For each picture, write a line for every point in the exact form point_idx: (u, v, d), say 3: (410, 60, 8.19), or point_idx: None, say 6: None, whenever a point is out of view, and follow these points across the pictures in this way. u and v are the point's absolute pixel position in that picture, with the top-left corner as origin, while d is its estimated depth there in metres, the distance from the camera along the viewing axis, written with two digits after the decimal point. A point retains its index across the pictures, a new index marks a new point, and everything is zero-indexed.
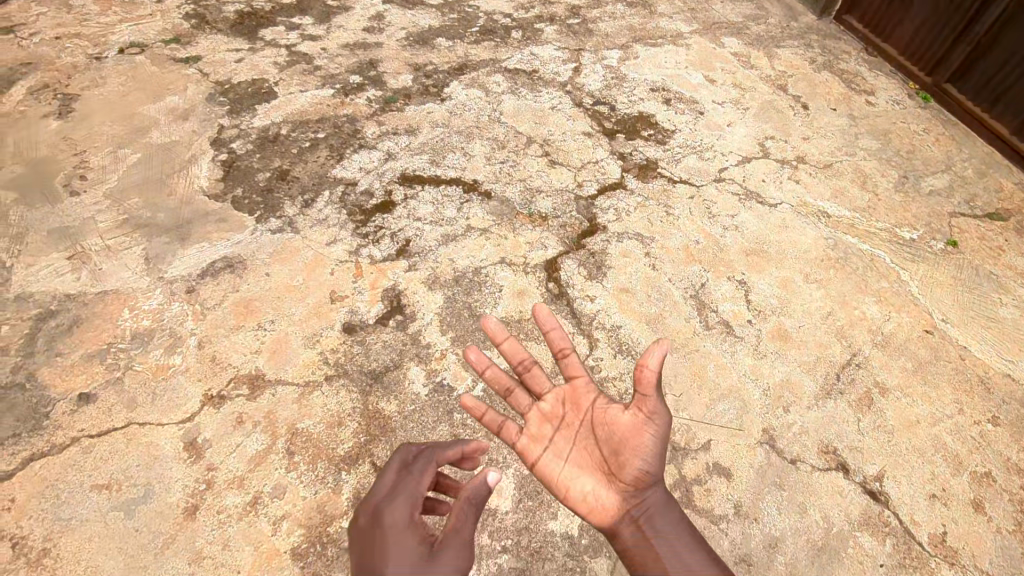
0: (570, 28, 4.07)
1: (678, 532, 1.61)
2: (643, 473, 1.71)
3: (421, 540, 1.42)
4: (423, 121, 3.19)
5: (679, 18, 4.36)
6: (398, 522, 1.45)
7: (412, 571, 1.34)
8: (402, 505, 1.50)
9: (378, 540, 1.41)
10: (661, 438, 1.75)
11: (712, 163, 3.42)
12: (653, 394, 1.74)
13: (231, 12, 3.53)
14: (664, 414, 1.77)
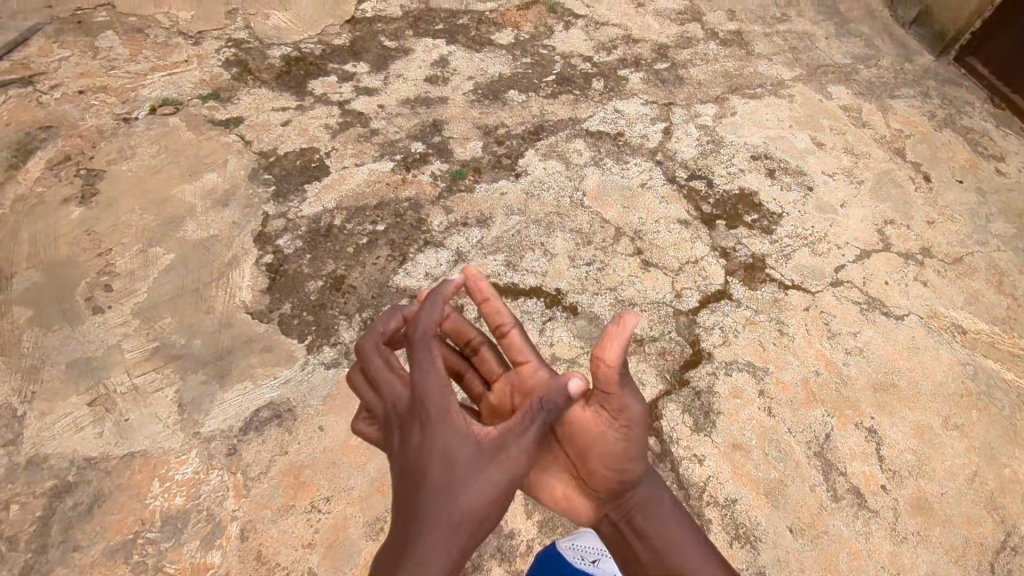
0: (657, 74, 3.55)
1: (664, 529, 1.61)
2: (619, 474, 1.61)
3: (464, 433, 1.44)
4: (496, 206, 2.75)
5: (779, 61, 3.82)
6: (435, 420, 1.45)
7: (457, 477, 1.38)
8: (428, 397, 1.48)
9: (421, 448, 1.42)
10: (630, 435, 1.57)
11: (827, 259, 2.94)
12: (616, 389, 1.54)
13: (277, 57, 3.08)
14: (632, 413, 1.56)
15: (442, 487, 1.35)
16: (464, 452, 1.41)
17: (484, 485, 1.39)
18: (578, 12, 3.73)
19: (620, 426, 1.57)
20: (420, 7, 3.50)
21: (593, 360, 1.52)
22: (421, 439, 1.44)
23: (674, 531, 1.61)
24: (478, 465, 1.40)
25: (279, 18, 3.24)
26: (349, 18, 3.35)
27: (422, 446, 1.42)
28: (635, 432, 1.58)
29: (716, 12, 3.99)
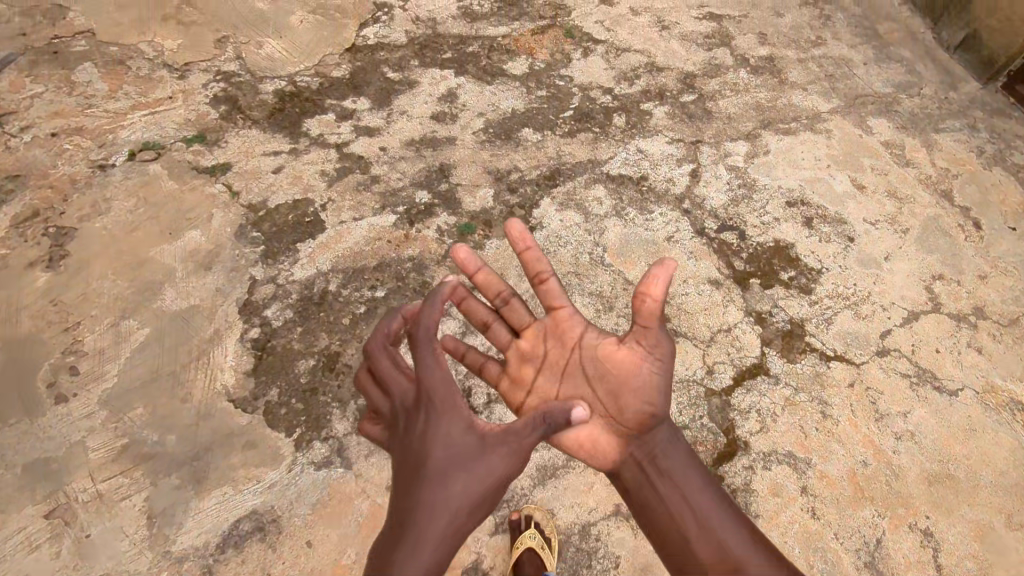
0: (684, 107, 3.27)
1: (685, 468, 1.72)
2: (649, 413, 1.75)
3: (467, 428, 1.53)
4: (507, 265, 2.51)
5: (814, 91, 3.53)
6: (439, 415, 1.54)
7: (457, 470, 1.49)
8: (433, 392, 1.54)
9: (423, 443, 1.51)
10: (661, 372, 1.76)
11: (871, 324, 2.68)
12: (655, 326, 1.73)
13: (270, 91, 2.81)
14: (665, 348, 1.75)
15: (440, 479, 1.46)
16: (463, 448, 1.51)
17: (481, 478, 1.49)
18: (598, 37, 3.45)
19: (653, 361, 1.76)
20: (427, 33, 3.22)
21: (638, 293, 1.67)
22: (425, 432, 1.52)
23: (694, 473, 1.71)
24: (479, 460, 1.50)
25: (273, 46, 2.96)
26: (349, 46, 3.07)
27: (425, 440, 1.51)
28: (665, 372, 1.76)
29: (746, 35, 3.69)
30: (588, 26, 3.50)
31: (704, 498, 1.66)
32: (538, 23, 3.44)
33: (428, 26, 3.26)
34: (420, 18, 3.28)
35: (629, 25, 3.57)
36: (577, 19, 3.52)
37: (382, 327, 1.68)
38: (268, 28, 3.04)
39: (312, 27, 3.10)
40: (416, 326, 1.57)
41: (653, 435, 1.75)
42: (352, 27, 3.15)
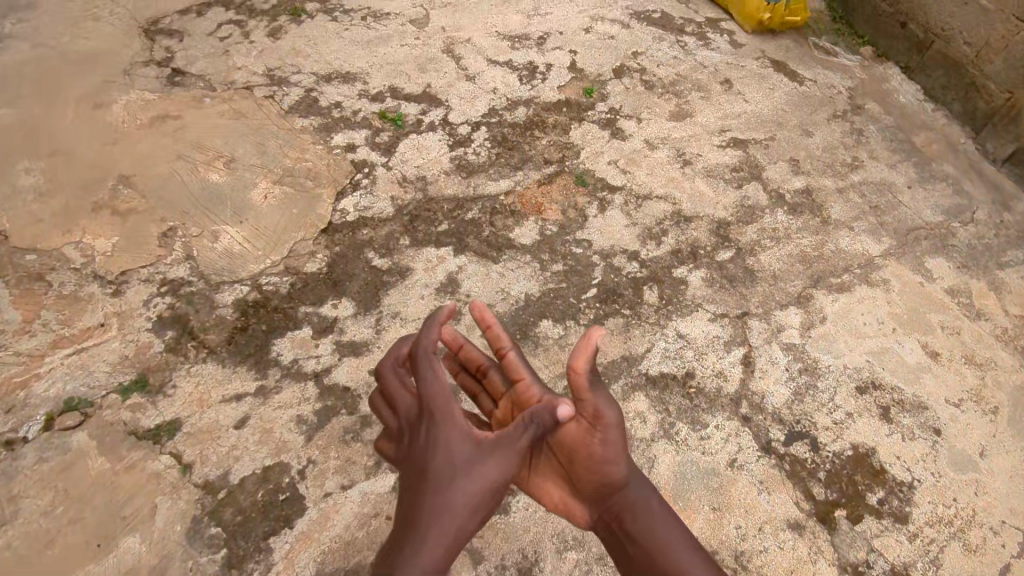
0: (722, 267, 2.80)
1: (656, 523, 1.63)
2: (608, 478, 1.67)
3: (464, 439, 1.52)
4: (539, 531, 2.00)
5: (862, 229, 3.09)
6: (440, 420, 1.55)
7: (458, 471, 1.47)
8: (432, 405, 1.57)
9: (427, 450, 1.51)
10: (613, 437, 1.67)
11: (984, 560, 2.20)
12: (590, 398, 1.67)
13: (230, 303, 2.26)
14: (609, 415, 1.66)
15: (439, 479, 1.45)
16: (459, 455, 1.50)
17: (476, 480, 1.46)
18: (613, 183, 2.99)
19: (598, 433, 1.66)
20: (416, 197, 2.72)
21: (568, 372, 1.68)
22: (428, 443, 1.53)
23: (668, 530, 1.63)
24: (475, 465, 1.48)
25: (231, 237, 2.43)
26: (325, 226, 2.55)
27: (426, 448, 1.52)
28: (615, 438, 1.67)
29: (776, 163, 3.25)
30: (600, 169, 3.03)
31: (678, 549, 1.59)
32: (544, 170, 2.97)
33: (418, 187, 2.77)
34: (407, 177, 2.78)
35: (646, 162, 3.11)
36: (587, 160, 3.06)
37: (395, 354, 1.75)
38: (225, 210, 2.52)
39: (279, 204, 2.59)
40: (421, 341, 1.66)
41: (620, 494, 1.67)
42: (328, 199, 2.64)
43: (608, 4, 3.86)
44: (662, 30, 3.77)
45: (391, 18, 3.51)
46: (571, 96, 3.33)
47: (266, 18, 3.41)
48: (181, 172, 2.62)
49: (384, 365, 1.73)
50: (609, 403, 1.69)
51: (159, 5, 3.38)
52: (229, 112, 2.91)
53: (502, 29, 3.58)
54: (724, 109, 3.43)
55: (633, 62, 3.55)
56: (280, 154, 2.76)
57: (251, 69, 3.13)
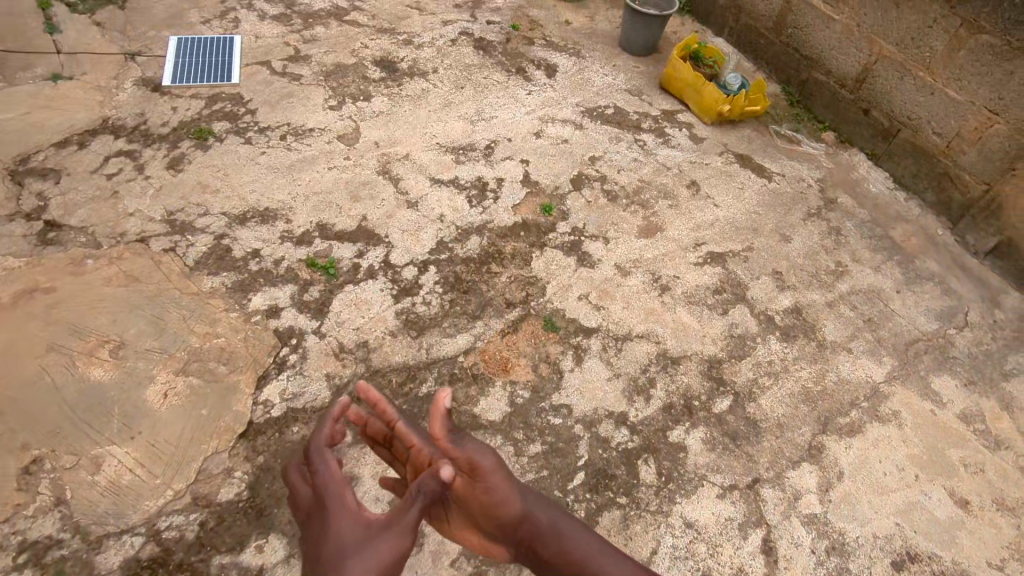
0: (721, 420, 2.42)
1: (573, 551, 1.24)
2: (502, 519, 1.29)
3: (351, 524, 1.14)
4: None
5: (860, 349, 2.78)
6: (332, 505, 1.20)
7: (347, 555, 1.08)
8: (322, 497, 1.22)
9: (316, 541, 1.14)
10: (493, 477, 1.32)
11: None
12: (449, 452, 1.33)
13: (115, 565, 1.72)
14: (479, 461, 1.32)
15: (326, 567, 1.06)
16: (349, 537, 1.12)
17: (366, 562, 1.06)
18: (588, 324, 2.59)
19: (479, 488, 1.30)
20: (356, 371, 2.24)
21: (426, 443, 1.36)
22: (316, 537, 1.16)
23: (589, 547, 1.25)
24: (365, 546, 1.09)
25: (118, 462, 1.91)
26: (245, 428, 2.04)
27: (314, 544, 1.14)
28: (495, 477, 1.32)
29: (760, 279, 2.92)
30: (571, 307, 2.64)
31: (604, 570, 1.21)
32: (507, 315, 2.53)
33: (358, 356, 2.30)
34: (344, 345, 2.30)
35: (621, 292, 2.73)
36: (555, 297, 2.65)
37: (292, 461, 1.40)
38: (111, 420, 1.99)
39: (182, 402, 2.07)
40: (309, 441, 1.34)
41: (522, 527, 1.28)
42: (246, 386, 2.15)
43: (556, 102, 3.54)
44: (617, 128, 3.47)
45: (315, 135, 3.08)
46: (527, 216, 2.95)
47: (164, 146, 2.93)
48: (53, 371, 2.08)
49: (287, 469, 1.37)
50: (476, 446, 1.35)
51: (29, 137, 2.85)
52: (116, 276, 2.39)
53: (443, 141, 3.20)
54: (695, 217, 3.10)
55: (591, 169, 3.21)
56: (183, 328, 2.25)
57: (145, 214, 2.63)
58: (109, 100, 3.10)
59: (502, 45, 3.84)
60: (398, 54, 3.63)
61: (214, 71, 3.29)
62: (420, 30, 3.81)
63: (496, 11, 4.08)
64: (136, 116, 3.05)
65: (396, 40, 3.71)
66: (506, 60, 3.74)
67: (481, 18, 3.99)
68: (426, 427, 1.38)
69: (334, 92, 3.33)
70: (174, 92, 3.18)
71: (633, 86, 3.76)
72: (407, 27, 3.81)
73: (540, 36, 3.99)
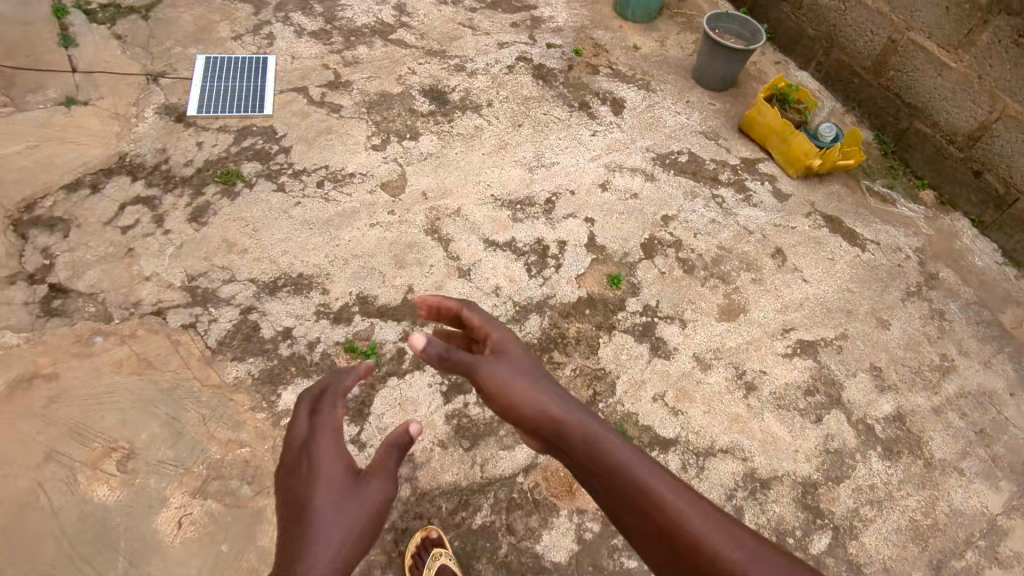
0: (820, 565, 2.04)
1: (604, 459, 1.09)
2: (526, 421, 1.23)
3: (341, 470, 1.14)
4: None
5: (977, 470, 2.36)
6: (323, 448, 1.18)
7: (333, 506, 1.09)
8: (316, 440, 1.19)
9: (304, 478, 1.13)
10: (511, 373, 1.28)
11: None
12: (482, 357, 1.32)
13: None
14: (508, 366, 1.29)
15: (302, 519, 1.05)
16: (333, 486, 1.11)
17: (342, 518, 1.06)
18: (664, 434, 2.21)
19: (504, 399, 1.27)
20: (401, 496, 1.89)
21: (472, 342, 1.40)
22: (305, 474, 1.14)
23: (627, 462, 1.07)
24: (349, 502, 1.10)
25: None
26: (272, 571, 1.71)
27: (302, 482, 1.12)
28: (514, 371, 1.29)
29: (856, 376, 2.48)
30: (644, 411, 2.26)
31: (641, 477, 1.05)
32: None
33: (402, 473, 1.95)
34: None
35: (701, 391, 2.33)
36: (626, 398, 2.28)
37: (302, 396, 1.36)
38: (114, 559, 1.67)
39: (198, 535, 1.73)
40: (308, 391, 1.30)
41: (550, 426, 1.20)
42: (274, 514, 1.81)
43: (623, 147, 3.15)
44: (692, 180, 3.07)
45: (357, 182, 2.75)
46: (593, 290, 2.57)
47: (188, 190, 2.60)
48: (50, 489, 1.77)
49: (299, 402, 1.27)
50: (500, 337, 1.39)
51: (38, 176, 2.54)
52: (129, 360, 2.07)
53: (498, 193, 2.85)
54: (782, 295, 2.70)
55: (664, 231, 2.83)
56: (202, 433, 1.93)
57: (163, 278, 2.31)
58: (129, 132, 2.78)
59: (563, 74, 3.46)
60: (449, 83, 3.27)
61: (245, 100, 2.96)
62: (474, 54, 3.44)
63: (556, 32, 3.70)
64: (157, 151, 2.73)
65: (446, 67, 3.35)
66: (568, 93, 3.36)
67: (539, 41, 3.61)
68: (478, 313, 1.44)
69: (378, 129, 2.99)
70: (200, 124, 2.86)
71: (708, 128, 3.36)
72: (459, 50, 3.44)
73: (603, 64, 3.60)
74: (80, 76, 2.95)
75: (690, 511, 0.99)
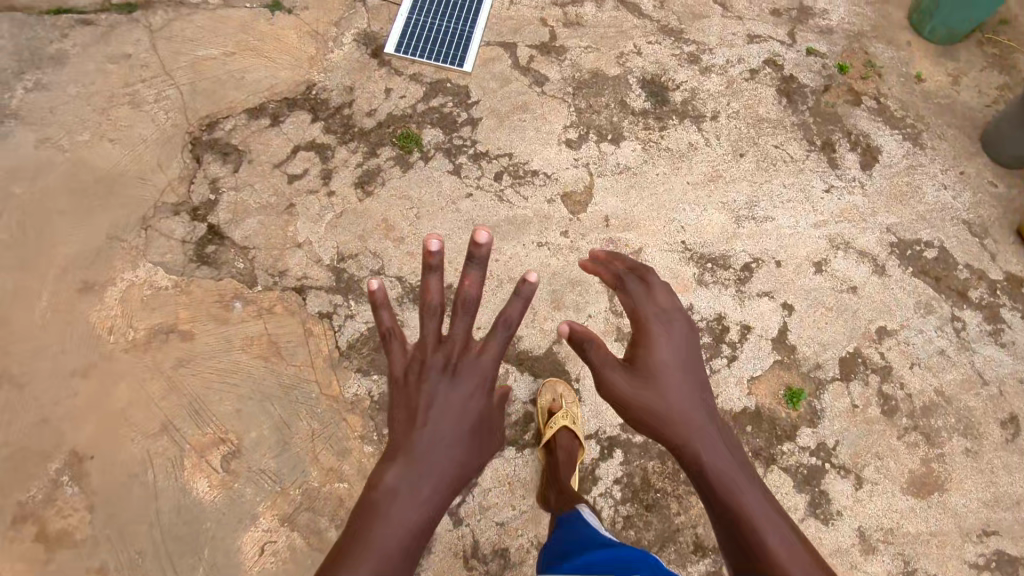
0: None
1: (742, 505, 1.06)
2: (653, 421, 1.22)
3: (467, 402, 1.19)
4: None
5: None
6: (464, 368, 1.22)
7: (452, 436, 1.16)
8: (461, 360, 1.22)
9: (437, 395, 1.18)
10: (651, 366, 1.25)
11: None
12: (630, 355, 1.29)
13: None
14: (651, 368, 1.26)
15: (424, 444, 1.13)
16: (457, 415, 1.18)
17: (454, 454, 1.15)
18: None
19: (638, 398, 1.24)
20: None
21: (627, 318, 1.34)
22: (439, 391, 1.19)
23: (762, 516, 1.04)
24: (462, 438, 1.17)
25: None
26: None
27: (435, 398, 1.17)
28: (654, 363, 1.25)
29: None
30: None
31: (751, 512, 1.04)
32: (689, 568, 1.91)
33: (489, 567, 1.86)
34: (478, 548, 1.86)
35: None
36: None
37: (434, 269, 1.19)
38: (196, 566, 1.71)
39: (276, 570, 1.74)
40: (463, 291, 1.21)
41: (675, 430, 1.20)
42: None
43: (859, 219, 2.56)
44: (932, 289, 2.46)
45: (537, 184, 2.41)
46: (764, 402, 2.17)
47: (362, 147, 2.39)
48: (157, 465, 1.79)
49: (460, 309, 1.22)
50: (655, 314, 1.30)
51: (224, 91, 2.41)
52: (260, 340, 2.00)
53: (689, 239, 2.41)
54: (996, 483, 2.16)
55: (874, 350, 2.31)
56: (307, 451, 1.86)
57: (314, 251, 2.18)
58: (322, 56, 2.56)
59: (815, 97, 2.80)
60: (674, 77, 2.74)
61: (446, 46, 2.63)
62: (715, 44, 2.84)
63: (825, 34, 2.97)
64: (343, 89, 2.51)
65: (677, 54, 2.79)
66: (812, 124, 2.73)
67: (800, 43, 2.91)
68: (630, 290, 1.35)
69: (578, 120, 2.58)
70: (393, 64, 2.58)
71: (978, 218, 2.63)
72: (699, 34, 2.85)
73: (871, 92, 2.86)
74: None
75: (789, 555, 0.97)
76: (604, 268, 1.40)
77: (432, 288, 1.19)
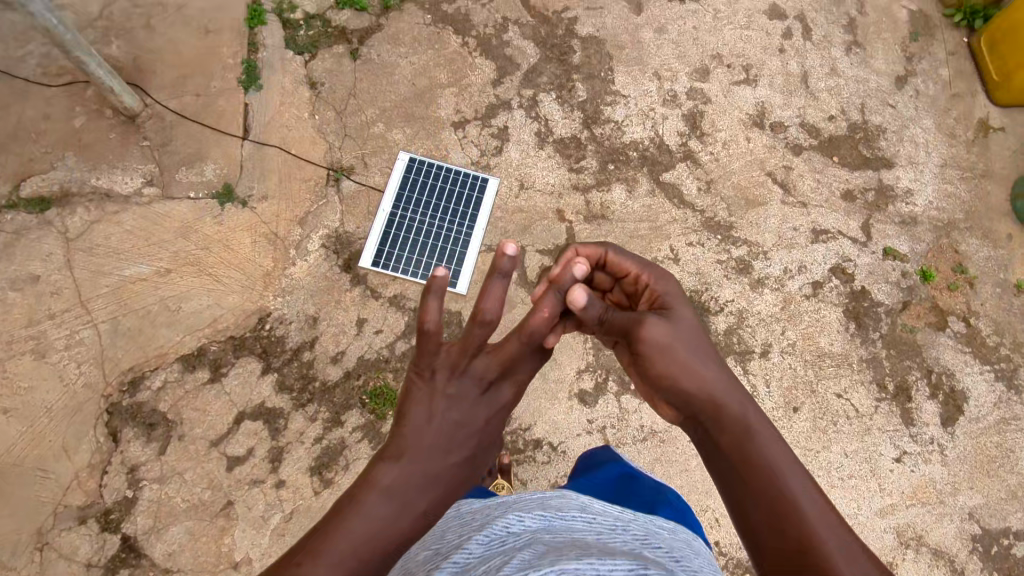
0: None
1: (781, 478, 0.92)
2: (686, 387, 1.07)
3: (477, 416, 1.14)
4: None
5: None
6: (483, 376, 1.17)
7: (460, 453, 1.10)
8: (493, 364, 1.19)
9: (456, 398, 1.14)
10: (680, 334, 1.14)
11: None
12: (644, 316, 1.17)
13: None
14: (678, 324, 1.16)
15: (427, 451, 1.05)
16: (470, 422, 1.13)
17: (458, 466, 1.08)
18: None
19: (644, 359, 1.13)
20: None
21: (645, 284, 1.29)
22: (455, 399, 1.13)
23: (802, 490, 0.91)
24: (467, 453, 1.10)
25: None
26: None
27: (454, 403, 1.12)
28: (687, 331, 1.16)
29: None
30: None
31: (789, 486, 0.91)
32: None
33: None
34: None
35: None
36: None
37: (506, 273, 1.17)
38: None
39: None
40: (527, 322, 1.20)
41: (703, 405, 1.05)
42: None
43: (936, 501, 2.13)
44: None
45: (539, 462, 1.97)
46: None
47: (323, 412, 1.91)
48: None
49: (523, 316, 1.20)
50: (669, 289, 1.25)
51: (154, 329, 1.92)
52: None
53: (723, 538, 2.01)
54: None
55: None
56: None
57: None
58: (281, 269, 2.05)
59: (890, 319, 2.30)
60: (718, 294, 2.23)
61: (438, 258, 2.13)
62: (771, 244, 2.32)
63: (906, 225, 2.44)
64: (305, 320, 2.00)
65: (724, 260, 2.27)
66: (885, 359, 2.25)
67: (875, 241, 2.39)
68: (639, 259, 1.31)
69: (594, 359, 2.08)
70: (370, 282, 2.07)
71: None
72: (752, 229, 2.33)
73: (958, 309, 2.36)
74: (250, 145, 2.18)
75: (828, 529, 0.85)
76: (592, 250, 1.34)
77: (491, 298, 1.16)
